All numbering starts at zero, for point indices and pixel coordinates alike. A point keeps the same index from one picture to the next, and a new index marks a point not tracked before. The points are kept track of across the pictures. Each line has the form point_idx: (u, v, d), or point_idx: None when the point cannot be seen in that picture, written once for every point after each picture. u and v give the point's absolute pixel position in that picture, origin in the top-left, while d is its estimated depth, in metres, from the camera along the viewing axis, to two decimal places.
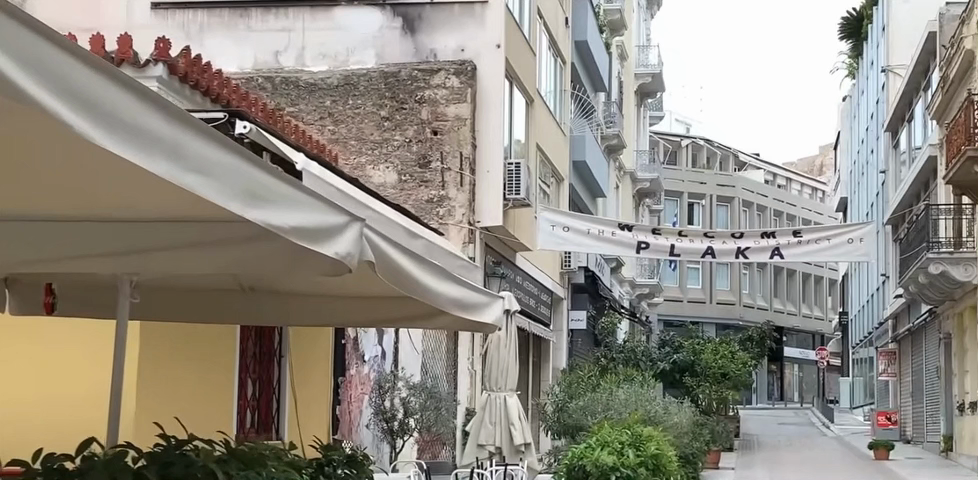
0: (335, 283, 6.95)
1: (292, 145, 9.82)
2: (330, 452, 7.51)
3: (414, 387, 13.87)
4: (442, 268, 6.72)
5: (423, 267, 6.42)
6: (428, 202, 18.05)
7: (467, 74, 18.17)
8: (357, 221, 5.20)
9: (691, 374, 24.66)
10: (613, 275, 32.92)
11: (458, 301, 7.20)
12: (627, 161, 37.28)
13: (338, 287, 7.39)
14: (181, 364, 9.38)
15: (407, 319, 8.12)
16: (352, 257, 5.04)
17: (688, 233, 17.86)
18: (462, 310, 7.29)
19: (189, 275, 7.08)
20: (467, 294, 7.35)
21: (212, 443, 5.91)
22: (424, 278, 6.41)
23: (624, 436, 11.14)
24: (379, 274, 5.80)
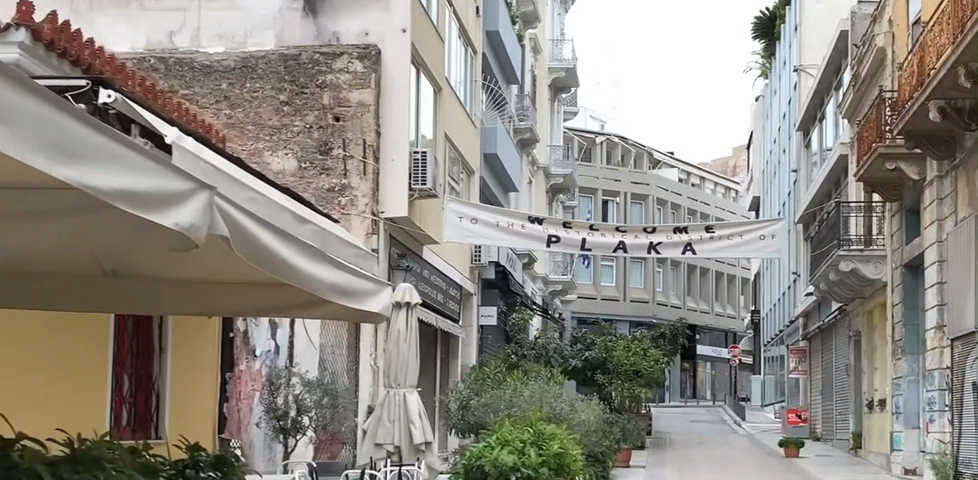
0: (204, 268, 6.43)
1: (166, 119, 9.22)
2: (195, 453, 6.90)
3: (309, 384, 13.15)
4: (317, 250, 6.13)
5: (291, 246, 5.82)
6: (329, 191, 17.50)
7: (371, 59, 17.69)
8: (208, 188, 4.78)
9: (603, 372, 24.08)
10: (525, 272, 32.45)
11: (340, 285, 6.54)
12: (540, 156, 36.89)
13: (212, 274, 6.77)
14: (42, 357, 8.61)
15: (293, 308, 7.45)
16: (199, 230, 4.65)
17: (599, 226, 17.25)
18: (344, 298, 6.65)
19: (47, 258, 6.46)
20: (349, 282, 6.70)
21: (46, 445, 5.26)
22: (294, 256, 5.82)
23: (525, 435, 10.56)
24: (235, 247, 5.20)
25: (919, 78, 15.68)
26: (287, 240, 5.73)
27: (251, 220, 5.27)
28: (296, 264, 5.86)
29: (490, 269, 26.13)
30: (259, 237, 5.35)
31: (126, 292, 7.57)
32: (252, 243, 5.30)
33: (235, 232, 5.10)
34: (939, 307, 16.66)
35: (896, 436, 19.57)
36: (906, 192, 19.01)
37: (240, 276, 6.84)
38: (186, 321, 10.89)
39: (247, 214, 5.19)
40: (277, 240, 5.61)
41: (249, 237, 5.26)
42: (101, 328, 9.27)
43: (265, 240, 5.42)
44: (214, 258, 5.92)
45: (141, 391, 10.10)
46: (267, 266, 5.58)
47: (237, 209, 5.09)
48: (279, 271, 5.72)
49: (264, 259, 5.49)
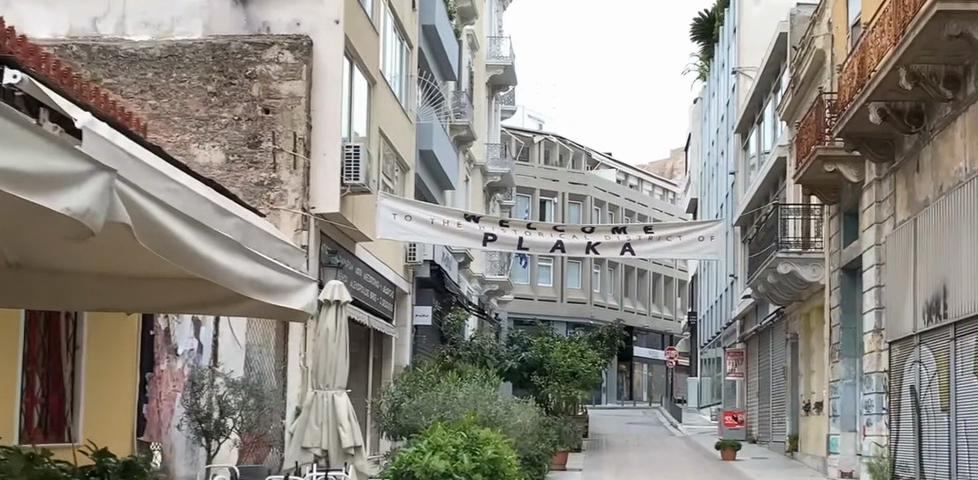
0: (115, 259, 5.99)
1: (79, 102, 8.76)
2: (103, 459, 6.43)
3: (234, 386, 12.72)
4: (237, 242, 5.71)
5: (207, 236, 5.41)
6: (257, 185, 17.10)
7: (302, 50, 17.34)
8: (110, 172, 4.37)
9: (539, 373, 23.76)
10: (461, 271, 32.07)
11: (260, 281, 6.10)
12: (477, 154, 36.54)
13: (123, 266, 6.30)
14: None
15: (215, 304, 6.95)
16: (96, 216, 4.24)
17: (536, 226, 16.85)
18: (265, 294, 6.23)
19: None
20: (272, 276, 6.28)
21: None
22: (208, 248, 5.38)
23: (459, 439, 10.15)
24: (138, 233, 4.80)
25: (859, 78, 14.94)
26: (201, 230, 5.30)
27: (158, 206, 4.85)
28: (211, 256, 5.43)
29: (424, 268, 25.72)
30: (167, 225, 4.93)
31: (27, 293, 6.99)
32: (158, 229, 4.88)
33: (137, 215, 4.70)
34: (876, 311, 16.33)
35: (832, 439, 19.36)
36: (845, 195, 18.50)
37: (153, 269, 6.36)
38: (102, 317, 10.39)
39: (151, 198, 4.78)
40: (189, 230, 5.18)
41: (153, 224, 4.84)
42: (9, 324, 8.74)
43: (175, 229, 5.00)
44: (122, 245, 5.49)
45: (55, 390, 9.59)
46: (177, 259, 5.15)
47: (140, 192, 4.70)
48: (191, 264, 5.29)
49: (173, 249, 5.07)
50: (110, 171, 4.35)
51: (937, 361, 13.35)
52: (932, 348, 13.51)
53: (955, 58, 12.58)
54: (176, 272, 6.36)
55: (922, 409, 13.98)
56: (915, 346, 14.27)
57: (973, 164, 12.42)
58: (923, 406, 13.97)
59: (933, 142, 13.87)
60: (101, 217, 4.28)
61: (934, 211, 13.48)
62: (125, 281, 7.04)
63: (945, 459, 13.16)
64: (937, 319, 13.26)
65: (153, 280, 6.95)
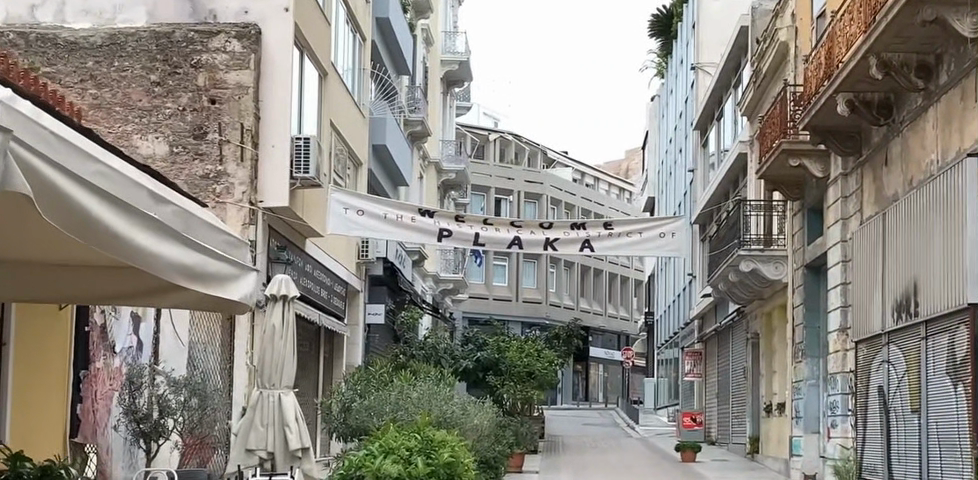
0: (32, 242, 5.38)
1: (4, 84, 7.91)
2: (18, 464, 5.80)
3: (176, 384, 12.11)
4: (161, 221, 5.12)
5: (125, 212, 4.82)
6: (203, 178, 16.45)
7: (250, 38, 16.75)
8: None
9: (495, 373, 23.20)
10: (415, 269, 31.50)
11: (194, 271, 5.54)
12: (432, 150, 35.95)
13: (44, 250, 5.62)
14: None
15: (147, 293, 6.31)
16: None
17: (493, 221, 16.20)
18: (198, 284, 5.62)
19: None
20: (206, 264, 5.67)
21: None
22: (130, 229, 4.83)
23: (412, 441, 9.55)
24: (35, 202, 4.20)
25: (827, 69, 14.48)
26: (120, 206, 4.74)
27: (64, 175, 4.32)
28: (135, 239, 4.87)
29: (377, 265, 25.14)
30: (74, 198, 4.39)
31: None
32: (63, 202, 4.34)
33: (35, 180, 4.16)
34: (842, 309, 15.87)
35: (795, 441, 18.91)
36: (808, 191, 18.11)
37: (79, 254, 5.68)
38: (30, 311, 9.69)
39: (54, 164, 4.24)
40: (104, 207, 4.63)
41: (57, 195, 4.30)
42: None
43: (85, 204, 4.46)
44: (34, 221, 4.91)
45: None
46: (90, 240, 4.59)
47: (40, 156, 4.16)
48: (108, 247, 4.73)
49: (85, 227, 4.52)
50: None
51: (906, 360, 12.90)
52: (902, 347, 13.06)
53: (927, 47, 12.12)
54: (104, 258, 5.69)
55: (891, 410, 13.54)
56: (883, 345, 13.82)
57: (946, 157, 11.99)
58: (891, 406, 13.54)
59: (903, 134, 13.44)
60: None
61: (903, 206, 13.04)
62: (53, 268, 6.34)
63: (915, 461, 12.72)
64: (907, 317, 12.82)
65: (85, 267, 6.25)
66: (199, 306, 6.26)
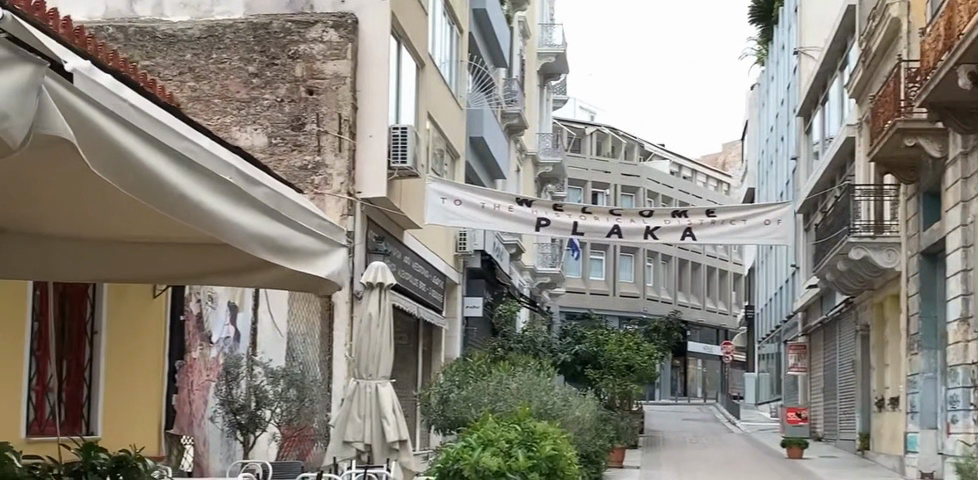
0: (111, 211, 4.91)
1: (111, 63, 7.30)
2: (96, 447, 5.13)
3: (273, 374, 11.98)
4: (245, 190, 4.55)
5: (202, 178, 4.24)
6: (301, 169, 16.31)
7: (347, 28, 16.57)
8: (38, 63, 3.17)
9: (593, 367, 22.88)
10: (512, 262, 31.28)
11: (283, 246, 4.93)
12: (529, 143, 35.71)
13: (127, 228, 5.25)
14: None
15: (234, 268, 5.84)
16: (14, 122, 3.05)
17: (592, 209, 15.58)
18: (290, 262, 5.06)
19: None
20: (298, 241, 5.10)
21: None
22: (207, 196, 4.25)
23: (512, 433, 9.20)
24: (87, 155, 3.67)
25: (946, 41, 13.84)
26: (192, 168, 4.17)
27: (118, 125, 3.76)
28: (212, 203, 4.28)
29: (475, 258, 24.90)
30: (133, 152, 3.83)
31: (30, 255, 6.00)
32: (120, 156, 3.78)
33: (83, 127, 3.61)
34: (963, 297, 15.20)
35: (911, 436, 18.25)
36: (923, 175, 17.44)
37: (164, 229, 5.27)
38: (122, 295, 9.55)
39: (105, 112, 3.69)
40: (174, 168, 4.08)
41: (114, 148, 3.74)
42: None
43: (147, 161, 3.89)
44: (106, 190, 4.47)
45: (69, 379, 8.83)
46: (160, 205, 4.03)
47: (85, 101, 3.62)
48: (182, 216, 4.15)
49: (152, 188, 3.95)
50: (34, 63, 3.18)
51: None
52: None
53: None
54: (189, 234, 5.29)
55: None
56: None
57: None
58: None
59: None
60: (22, 127, 3.08)
61: None
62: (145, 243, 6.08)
63: None
64: None
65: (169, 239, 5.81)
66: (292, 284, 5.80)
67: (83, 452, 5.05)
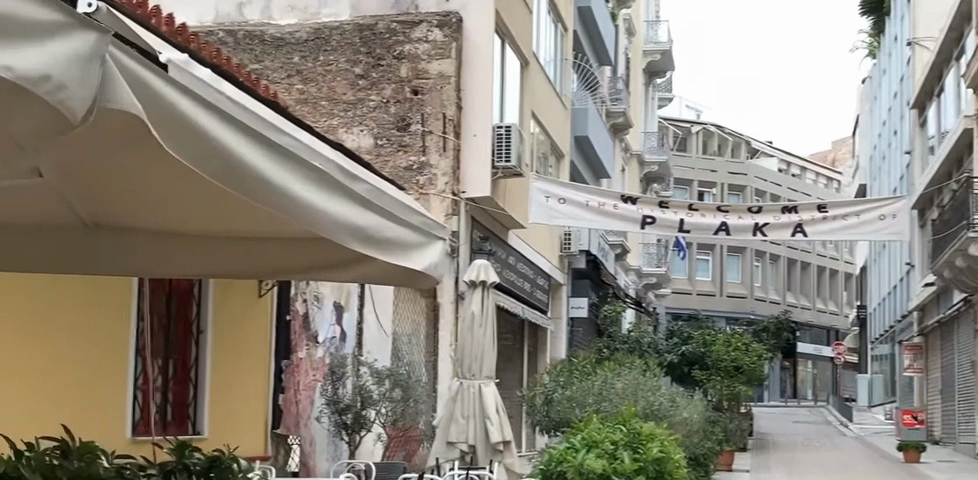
0: (206, 193, 4.40)
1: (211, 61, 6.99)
2: (187, 452, 4.97)
3: (378, 374, 11.94)
4: (354, 183, 3.96)
5: (305, 170, 3.66)
6: (407, 170, 16.27)
7: (451, 27, 16.50)
8: (93, 29, 2.58)
9: (701, 368, 22.54)
10: (618, 262, 31.03)
11: (399, 248, 4.32)
12: (634, 142, 35.42)
13: (217, 229, 5.10)
14: (25, 338, 6.99)
15: (331, 267, 5.18)
16: (69, 97, 2.49)
17: (699, 206, 15.23)
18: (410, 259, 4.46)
19: (26, 218, 4.98)
20: (416, 236, 4.49)
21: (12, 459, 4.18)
22: (311, 190, 3.68)
23: (617, 435, 8.97)
24: (166, 142, 3.12)
25: None
26: (294, 157, 3.60)
27: (202, 109, 3.19)
28: (313, 199, 3.68)
29: (580, 258, 24.68)
30: (218, 140, 3.25)
31: (104, 260, 5.40)
32: (203, 143, 3.21)
33: (157, 111, 3.04)
34: None
35: None
36: None
37: (250, 228, 5.06)
38: (227, 293, 9.51)
39: (189, 95, 3.14)
40: (272, 159, 3.50)
41: (197, 136, 3.18)
42: (77, 305, 7.45)
43: (239, 151, 3.34)
44: (198, 184, 4.30)
45: (176, 380, 8.83)
46: (258, 201, 3.47)
47: (165, 79, 3.05)
48: (285, 213, 3.59)
49: (240, 179, 3.38)
50: (99, 29, 2.60)
51: None
52: None
53: None
54: (281, 234, 5.10)
55: None
56: None
57: None
58: None
59: None
60: (86, 102, 2.54)
61: None
62: (202, 238, 5.43)
63: None
64: None
65: (265, 236, 5.23)
66: (393, 281, 5.14)
67: (174, 451, 4.97)
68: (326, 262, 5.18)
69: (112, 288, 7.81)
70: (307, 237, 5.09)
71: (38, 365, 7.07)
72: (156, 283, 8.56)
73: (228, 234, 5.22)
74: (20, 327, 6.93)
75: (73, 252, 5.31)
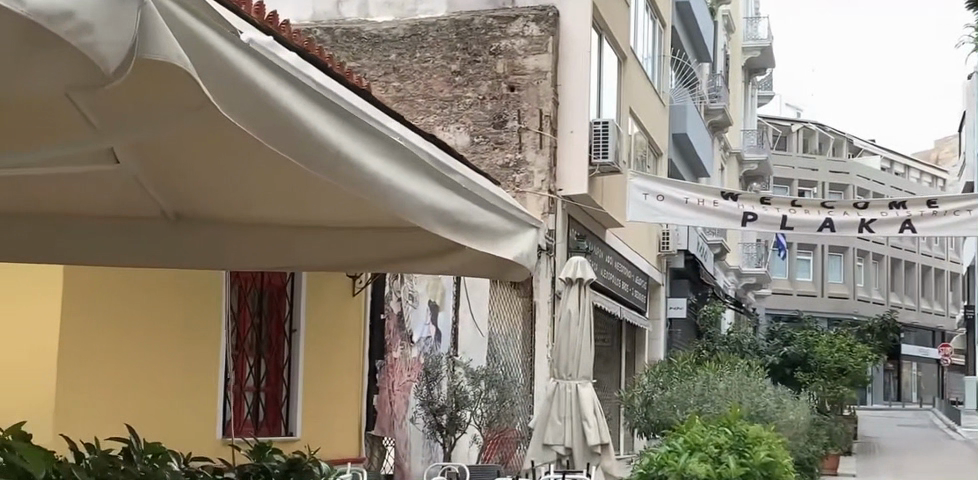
0: (287, 174, 4.19)
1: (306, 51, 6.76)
2: (266, 457, 4.78)
3: (473, 375, 11.78)
4: (439, 166, 3.72)
5: (382, 146, 3.43)
6: (503, 168, 16.05)
7: (548, 21, 16.24)
8: None
9: (804, 370, 21.98)
10: (717, 263, 30.55)
11: (488, 234, 4.06)
12: (733, 140, 34.88)
13: (297, 220, 4.93)
14: (118, 332, 6.86)
15: (418, 258, 4.93)
16: (94, 36, 2.27)
17: (802, 202, 14.70)
18: (503, 247, 4.19)
19: (104, 202, 4.91)
20: (507, 224, 4.22)
21: (81, 463, 4.03)
22: (389, 168, 3.44)
23: (722, 438, 8.59)
24: (228, 108, 2.92)
25: None
26: (371, 131, 3.37)
27: (268, 72, 2.98)
28: (392, 178, 3.45)
29: (678, 258, 24.27)
30: (286, 109, 3.04)
31: (189, 252, 5.25)
32: (270, 111, 3.00)
33: (217, 74, 2.84)
34: None
35: None
36: None
37: (330, 220, 4.86)
38: (325, 292, 9.31)
39: (253, 58, 2.94)
40: (345, 132, 3.28)
41: (263, 101, 2.97)
42: (167, 300, 7.32)
43: (309, 120, 3.13)
44: (272, 167, 4.14)
45: (269, 379, 8.66)
46: (333, 176, 3.24)
47: (229, 38, 2.85)
48: (363, 191, 3.36)
49: (314, 155, 3.16)
50: None
51: None
52: None
53: None
54: (361, 226, 4.92)
55: None
56: None
57: None
58: None
59: None
60: (117, 49, 2.32)
61: None
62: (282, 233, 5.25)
63: None
64: None
65: (352, 228, 4.99)
66: (482, 271, 4.86)
67: (252, 454, 4.79)
68: (405, 255, 4.96)
69: (204, 285, 7.69)
70: (393, 227, 4.86)
71: (128, 360, 6.94)
72: (248, 281, 8.44)
73: (306, 227, 5.05)
74: (111, 319, 6.81)
75: (150, 241, 5.18)
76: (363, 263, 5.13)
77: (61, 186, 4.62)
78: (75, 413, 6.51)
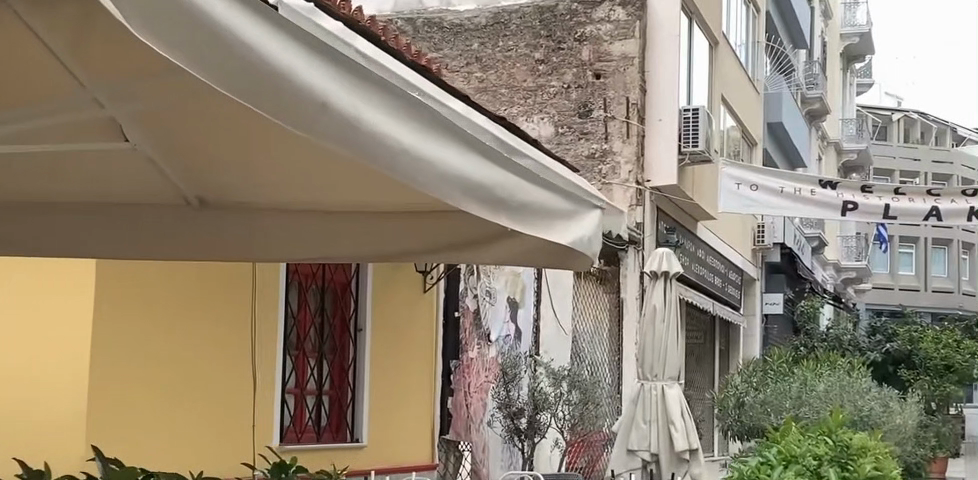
0: (305, 150, 3.64)
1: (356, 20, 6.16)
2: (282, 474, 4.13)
3: (554, 376, 11.21)
4: (468, 129, 3.13)
5: (387, 102, 2.87)
6: (589, 158, 15.44)
7: (635, 5, 15.51)
8: None
9: (908, 367, 20.99)
10: (815, 257, 29.57)
11: (538, 214, 3.47)
12: (832, 130, 33.87)
13: (330, 202, 4.32)
14: (148, 329, 6.42)
15: (465, 249, 4.29)
16: None
17: (906, 189, 13.68)
18: (556, 231, 3.57)
19: (117, 187, 4.36)
20: (559, 206, 3.61)
21: None
22: (398, 130, 2.88)
23: (823, 448, 7.80)
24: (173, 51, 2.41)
25: None
26: (376, 87, 2.83)
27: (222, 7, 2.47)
28: (402, 139, 2.88)
29: (774, 252, 23.43)
30: (249, 45, 2.52)
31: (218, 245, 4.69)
32: (225, 50, 2.49)
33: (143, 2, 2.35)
34: None
35: None
36: None
37: (364, 202, 4.27)
38: (391, 289, 8.70)
39: None
40: (340, 87, 2.74)
41: (215, 40, 2.47)
42: (211, 297, 6.89)
43: (287, 67, 2.60)
44: (287, 138, 3.56)
45: (333, 380, 8.11)
46: (324, 135, 2.71)
47: None
48: (365, 158, 2.81)
49: (294, 108, 2.64)
50: None
51: None
52: None
53: None
54: (397, 207, 4.30)
55: None
56: None
57: None
58: None
59: None
60: None
61: None
62: None
63: None
64: None
65: (389, 213, 4.38)
66: (534, 264, 4.21)
67: (271, 471, 4.14)
68: (439, 244, 4.32)
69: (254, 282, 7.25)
70: (435, 211, 4.25)
71: (163, 358, 6.48)
72: (307, 277, 7.90)
73: (341, 212, 4.45)
74: (143, 316, 6.40)
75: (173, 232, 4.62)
76: (403, 253, 4.52)
77: (64, 162, 4.08)
78: (101, 417, 6.10)
